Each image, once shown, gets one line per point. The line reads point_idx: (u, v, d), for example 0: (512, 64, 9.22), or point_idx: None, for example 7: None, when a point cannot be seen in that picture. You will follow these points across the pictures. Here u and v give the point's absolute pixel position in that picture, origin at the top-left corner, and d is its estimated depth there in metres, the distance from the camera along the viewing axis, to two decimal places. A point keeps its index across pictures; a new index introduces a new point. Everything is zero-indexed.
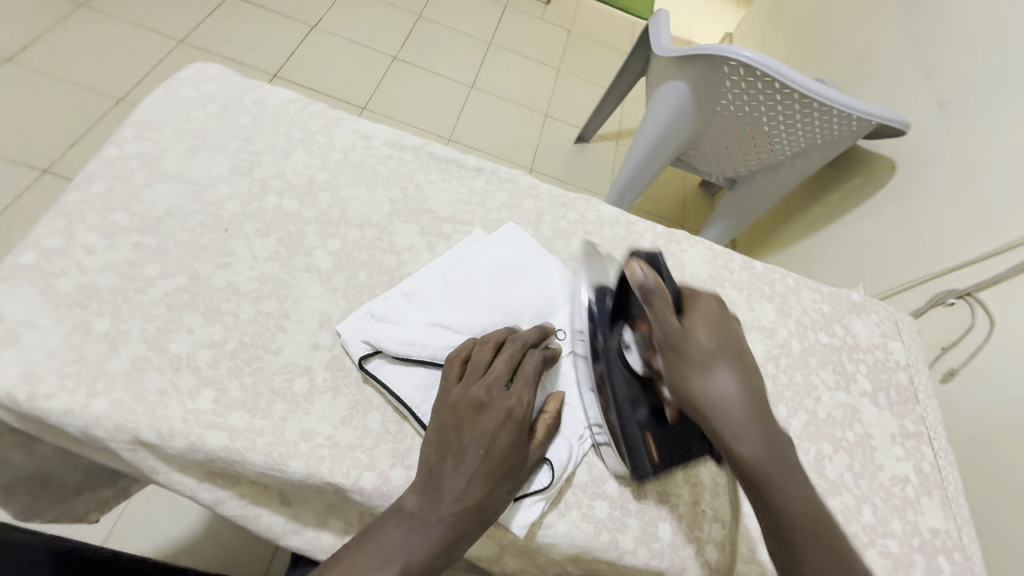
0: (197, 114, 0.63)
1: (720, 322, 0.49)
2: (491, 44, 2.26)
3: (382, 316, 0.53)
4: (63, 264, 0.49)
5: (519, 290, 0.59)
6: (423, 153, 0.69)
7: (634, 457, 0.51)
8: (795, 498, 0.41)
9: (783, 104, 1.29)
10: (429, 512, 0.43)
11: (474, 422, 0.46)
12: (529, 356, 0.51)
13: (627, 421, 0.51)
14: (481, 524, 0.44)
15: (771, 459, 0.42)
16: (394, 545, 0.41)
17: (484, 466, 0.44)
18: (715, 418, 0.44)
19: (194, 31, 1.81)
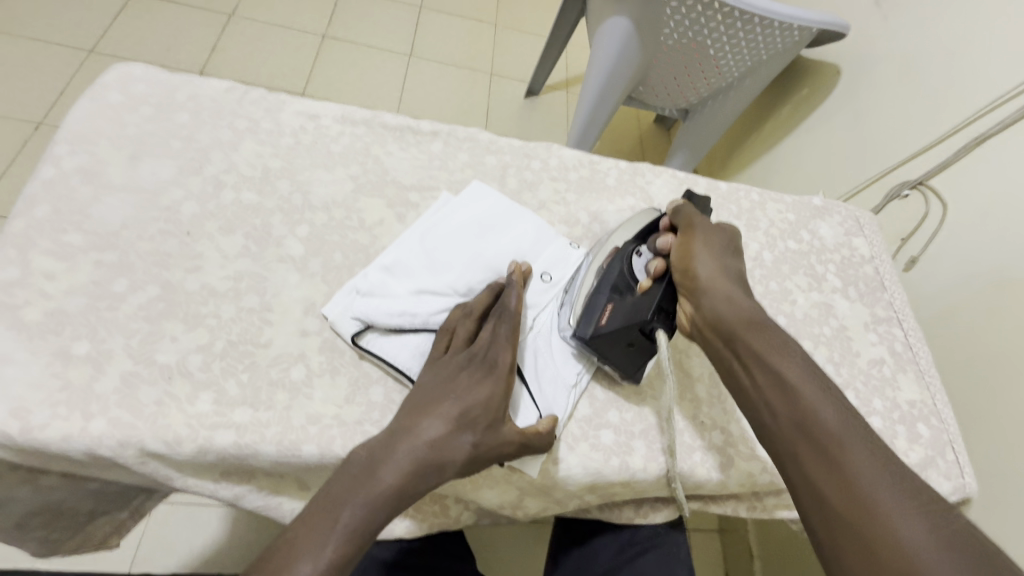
0: (131, 118, 0.60)
1: (730, 241, 0.58)
2: (422, 7, 2.17)
3: (367, 290, 0.53)
4: (26, 294, 0.48)
5: (497, 245, 0.59)
6: (375, 125, 0.67)
7: (588, 307, 0.53)
8: (781, 347, 0.48)
9: (724, 25, 1.29)
10: (389, 451, 0.42)
11: (449, 377, 0.47)
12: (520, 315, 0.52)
13: (602, 286, 0.53)
14: (440, 472, 0.43)
15: (764, 331, 0.49)
16: (352, 481, 0.41)
17: (452, 412, 0.44)
18: (720, 287, 0.53)
19: (101, 37, 1.70)
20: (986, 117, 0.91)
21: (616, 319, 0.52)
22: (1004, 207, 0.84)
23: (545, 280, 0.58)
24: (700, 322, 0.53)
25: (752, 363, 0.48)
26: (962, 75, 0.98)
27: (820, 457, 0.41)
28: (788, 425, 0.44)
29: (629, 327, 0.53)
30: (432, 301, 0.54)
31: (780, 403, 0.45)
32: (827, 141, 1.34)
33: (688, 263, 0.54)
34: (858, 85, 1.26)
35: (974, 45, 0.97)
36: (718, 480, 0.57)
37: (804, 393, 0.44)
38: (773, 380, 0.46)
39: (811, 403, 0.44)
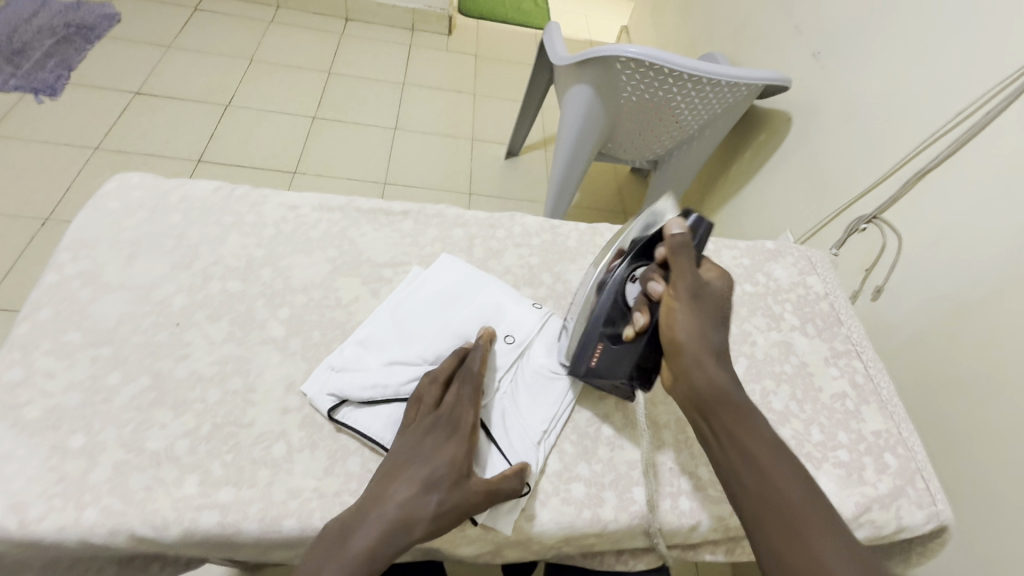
0: (128, 222, 0.66)
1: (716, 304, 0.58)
2: (406, 84, 2.35)
3: (341, 365, 0.58)
4: (28, 393, 0.52)
5: (463, 313, 0.64)
6: (350, 210, 0.74)
7: (580, 346, 0.59)
8: (760, 435, 0.51)
9: (677, 86, 1.40)
10: (360, 518, 0.46)
11: (412, 444, 0.50)
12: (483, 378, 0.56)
13: (594, 327, 0.58)
14: (409, 534, 0.46)
15: (741, 409, 0.53)
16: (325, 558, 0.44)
17: (418, 474, 0.48)
18: (699, 365, 0.55)
19: (107, 135, 1.84)
20: (925, 153, 0.98)
21: (603, 361, 0.58)
22: (950, 237, 0.89)
23: (510, 342, 0.63)
24: (681, 393, 0.56)
25: (725, 437, 0.52)
26: (897, 118, 1.06)
27: (785, 534, 0.46)
28: (754, 497, 0.48)
29: (614, 370, 0.58)
30: (402, 371, 0.58)
31: (750, 478, 0.49)
32: (787, 182, 1.41)
33: (671, 331, 0.56)
34: (808, 130, 1.35)
35: (903, 90, 1.05)
36: (691, 526, 0.58)
37: (771, 470, 0.49)
38: (742, 454, 0.50)
39: (778, 485, 0.48)
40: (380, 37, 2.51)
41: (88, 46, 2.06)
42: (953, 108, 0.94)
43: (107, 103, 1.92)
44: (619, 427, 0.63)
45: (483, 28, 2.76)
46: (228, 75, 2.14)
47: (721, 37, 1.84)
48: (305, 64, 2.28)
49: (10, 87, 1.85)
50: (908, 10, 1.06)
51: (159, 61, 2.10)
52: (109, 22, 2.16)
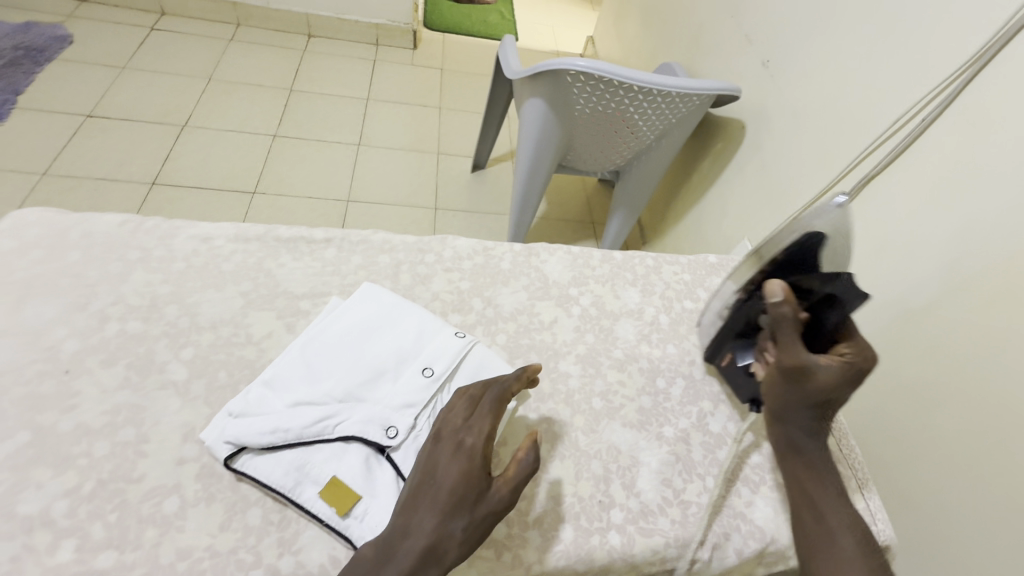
0: (21, 262, 0.62)
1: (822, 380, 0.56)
2: (368, 100, 2.33)
3: (242, 409, 0.54)
4: None
5: (379, 346, 0.61)
6: (269, 239, 0.71)
7: (715, 343, 0.70)
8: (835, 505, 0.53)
9: (628, 98, 1.39)
10: (391, 549, 0.45)
11: (429, 467, 0.50)
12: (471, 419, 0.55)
13: (726, 335, 0.67)
14: (437, 562, 0.45)
15: (822, 475, 0.55)
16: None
17: (442, 500, 0.48)
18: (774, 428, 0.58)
19: (55, 160, 1.78)
20: (868, 160, 0.96)
21: (731, 366, 0.67)
22: (896, 245, 0.87)
23: (427, 375, 0.59)
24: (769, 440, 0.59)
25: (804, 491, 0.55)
26: (842, 124, 1.04)
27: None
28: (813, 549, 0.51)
29: (740, 378, 0.66)
30: (307, 412, 0.54)
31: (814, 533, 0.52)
32: (744, 189, 1.40)
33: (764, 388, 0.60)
34: (760, 138, 1.35)
35: (843, 97, 1.05)
36: (620, 563, 0.56)
37: (834, 534, 0.51)
38: (816, 510, 0.53)
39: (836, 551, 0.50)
40: (343, 53, 2.49)
41: (36, 68, 2.00)
42: (890, 115, 0.93)
43: (55, 126, 1.87)
44: (547, 460, 0.60)
45: (448, 42, 2.76)
46: (184, 95, 2.10)
47: (677, 47, 1.85)
48: (265, 82, 2.25)
49: None
50: (843, 18, 1.07)
51: (112, 82, 2.05)
52: (59, 44, 2.10)
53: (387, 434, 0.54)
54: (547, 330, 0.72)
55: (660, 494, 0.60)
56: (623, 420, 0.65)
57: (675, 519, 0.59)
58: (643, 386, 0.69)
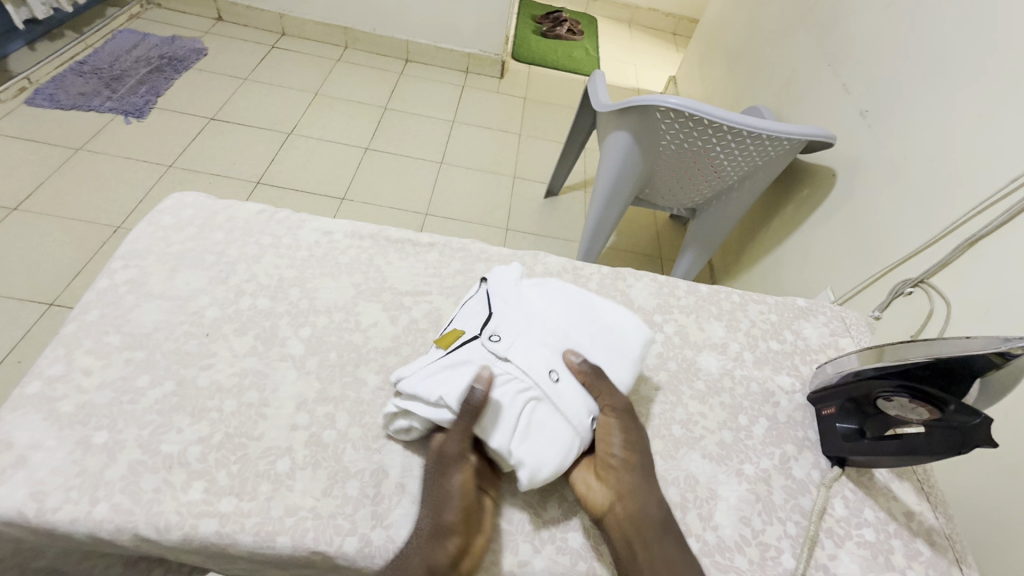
0: (177, 237, 0.71)
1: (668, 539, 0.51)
2: (454, 122, 2.47)
3: (510, 278, 0.69)
4: (65, 388, 0.56)
5: (571, 339, 0.63)
6: (380, 239, 0.77)
7: (822, 389, 0.70)
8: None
9: (716, 137, 1.39)
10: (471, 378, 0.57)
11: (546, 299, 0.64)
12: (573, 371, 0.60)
13: (835, 393, 0.67)
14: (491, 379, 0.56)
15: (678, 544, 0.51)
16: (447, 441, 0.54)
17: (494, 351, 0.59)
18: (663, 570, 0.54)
19: (180, 155, 2.01)
20: (978, 218, 0.91)
21: (828, 417, 0.68)
22: (1007, 309, 0.82)
23: (551, 375, 0.58)
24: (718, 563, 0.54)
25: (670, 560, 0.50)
26: (951, 180, 0.99)
27: None
28: None
29: (830, 433, 0.67)
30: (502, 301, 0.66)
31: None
32: (829, 239, 1.36)
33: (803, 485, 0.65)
34: (850, 189, 1.31)
35: (951, 154, 1.01)
36: None
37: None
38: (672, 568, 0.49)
39: None
40: (435, 77, 2.66)
41: (175, 75, 2.27)
42: (1005, 175, 0.88)
43: (184, 126, 2.11)
44: None
45: (533, 73, 2.89)
46: (293, 106, 2.31)
47: (768, 91, 1.84)
48: (363, 99, 2.44)
49: (104, 109, 2.06)
50: (963, 82, 1.01)
51: (234, 92, 2.30)
52: (196, 55, 2.38)
53: (490, 335, 0.61)
54: None
55: (737, 531, 0.59)
56: (703, 451, 0.65)
57: (753, 560, 0.57)
58: (724, 421, 0.68)
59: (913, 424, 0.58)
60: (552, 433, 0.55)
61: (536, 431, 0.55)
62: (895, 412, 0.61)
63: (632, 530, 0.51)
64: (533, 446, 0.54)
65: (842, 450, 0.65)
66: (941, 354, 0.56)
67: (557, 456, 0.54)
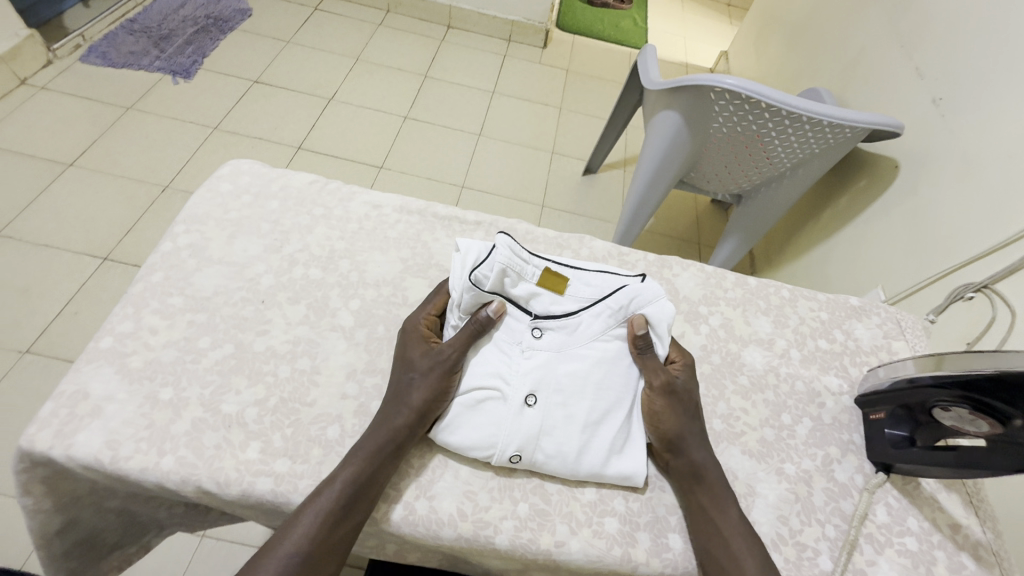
0: (234, 204, 0.73)
1: (720, 503, 0.55)
2: (494, 92, 2.43)
3: (633, 307, 0.62)
4: (133, 344, 0.59)
5: (586, 400, 0.57)
6: (428, 215, 0.78)
7: (872, 393, 0.68)
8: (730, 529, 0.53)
9: (772, 122, 1.33)
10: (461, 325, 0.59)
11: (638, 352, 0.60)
12: (547, 417, 0.56)
13: (885, 397, 0.66)
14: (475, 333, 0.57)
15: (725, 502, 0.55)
16: (430, 350, 0.57)
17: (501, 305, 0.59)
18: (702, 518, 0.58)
19: (225, 117, 2.04)
20: None
21: (875, 421, 0.67)
22: None
23: (528, 399, 0.56)
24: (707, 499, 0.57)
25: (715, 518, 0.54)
26: None
27: None
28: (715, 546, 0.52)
29: (876, 437, 0.66)
30: (589, 322, 0.62)
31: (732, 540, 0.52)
32: (885, 233, 1.30)
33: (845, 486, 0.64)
34: (914, 181, 1.24)
35: None
36: None
37: (733, 542, 0.52)
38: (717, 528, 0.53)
39: (734, 556, 0.51)
40: (476, 45, 2.61)
41: (221, 36, 2.29)
42: None
43: (229, 88, 2.14)
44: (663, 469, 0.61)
45: (577, 43, 2.80)
46: (334, 72, 2.31)
47: (829, 72, 1.74)
48: (404, 66, 2.42)
49: (153, 68, 2.10)
50: None
51: (277, 54, 2.31)
52: (241, 16, 2.39)
53: (534, 332, 0.61)
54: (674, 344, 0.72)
55: (774, 530, 0.59)
56: (744, 447, 0.64)
57: (789, 558, 0.57)
58: (767, 419, 0.67)
59: (969, 436, 0.57)
60: (479, 423, 0.56)
61: (478, 410, 0.56)
62: (951, 421, 0.58)
63: (685, 477, 0.57)
64: (468, 418, 0.56)
65: (887, 457, 0.64)
66: (1008, 368, 0.51)
67: (470, 438, 0.55)
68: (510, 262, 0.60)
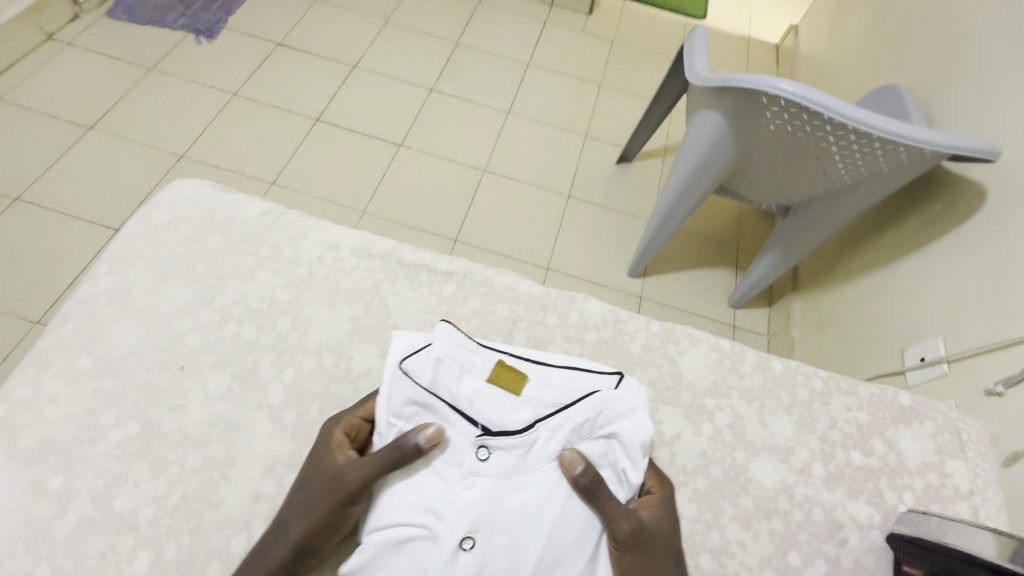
0: (170, 239, 0.64)
1: None
2: (529, 64, 2.22)
3: (602, 419, 0.52)
4: (28, 417, 0.52)
5: (538, 543, 0.47)
6: (391, 260, 0.66)
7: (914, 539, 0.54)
8: None
9: (833, 136, 1.12)
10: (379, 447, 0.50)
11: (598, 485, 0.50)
12: (485, 566, 0.47)
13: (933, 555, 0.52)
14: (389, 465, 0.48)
15: None
16: (335, 471, 0.49)
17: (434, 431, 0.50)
18: None
19: (246, 82, 1.95)
20: None
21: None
22: None
23: (465, 543, 0.47)
24: None
25: None
26: None
27: None
28: None
29: None
30: (547, 436, 0.52)
31: None
32: (960, 277, 1.09)
33: None
34: (1008, 221, 1.02)
35: None
36: None
37: None
38: None
39: None
40: (515, 8, 2.39)
41: None
42: None
43: (252, 49, 2.03)
44: None
45: (627, 9, 2.52)
46: (361, 34, 2.16)
47: (916, 67, 1.46)
48: (435, 30, 2.24)
49: (177, 25, 2.02)
50: None
51: (303, 13, 2.17)
52: None
53: (478, 454, 0.51)
54: (665, 447, 0.60)
55: None
56: None
57: None
58: (768, 558, 0.55)
59: None
60: (404, 573, 0.46)
61: (401, 553, 0.46)
62: None
63: None
64: (390, 564, 0.46)
65: None
66: None
67: None
68: (450, 352, 0.54)
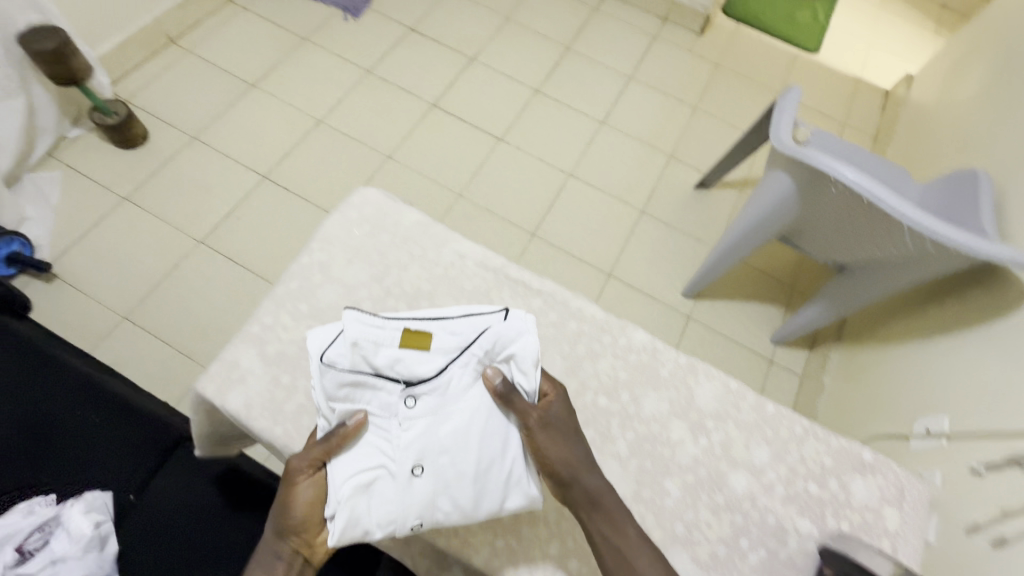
0: (357, 231, 0.93)
1: None
2: (630, 78, 2.38)
3: (496, 347, 0.74)
4: (271, 335, 0.83)
5: (470, 453, 0.70)
6: (501, 273, 0.93)
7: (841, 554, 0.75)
8: None
9: (886, 222, 1.25)
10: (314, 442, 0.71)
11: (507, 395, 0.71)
12: (434, 478, 0.70)
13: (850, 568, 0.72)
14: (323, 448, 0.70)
15: None
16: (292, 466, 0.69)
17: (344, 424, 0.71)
18: None
19: (379, 61, 2.25)
20: None
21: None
22: None
23: (414, 468, 0.70)
24: None
25: None
26: None
27: None
28: None
29: None
30: (457, 374, 0.75)
31: None
32: (976, 365, 1.22)
33: None
34: None
35: None
36: None
37: None
38: None
39: None
40: (628, 22, 2.53)
41: None
42: None
43: (387, 32, 2.32)
44: None
45: (738, 34, 2.59)
46: (482, 29, 2.40)
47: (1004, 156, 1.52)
48: (550, 34, 2.43)
49: (330, 1, 2.34)
50: None
51: (436, 3, 2.43)
52: None
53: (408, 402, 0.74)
54: (670, 447, 0.84)
55: None
56: (694, 554, 0.77)
57: None
58: (725, 537, 0.79)
59: None
60: (384, 499, 0.69)
61: (372, 491, 0.69)
62: None
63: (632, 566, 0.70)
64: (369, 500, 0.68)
65: None
66: None
67: (375, 517, 0.67)
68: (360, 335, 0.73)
